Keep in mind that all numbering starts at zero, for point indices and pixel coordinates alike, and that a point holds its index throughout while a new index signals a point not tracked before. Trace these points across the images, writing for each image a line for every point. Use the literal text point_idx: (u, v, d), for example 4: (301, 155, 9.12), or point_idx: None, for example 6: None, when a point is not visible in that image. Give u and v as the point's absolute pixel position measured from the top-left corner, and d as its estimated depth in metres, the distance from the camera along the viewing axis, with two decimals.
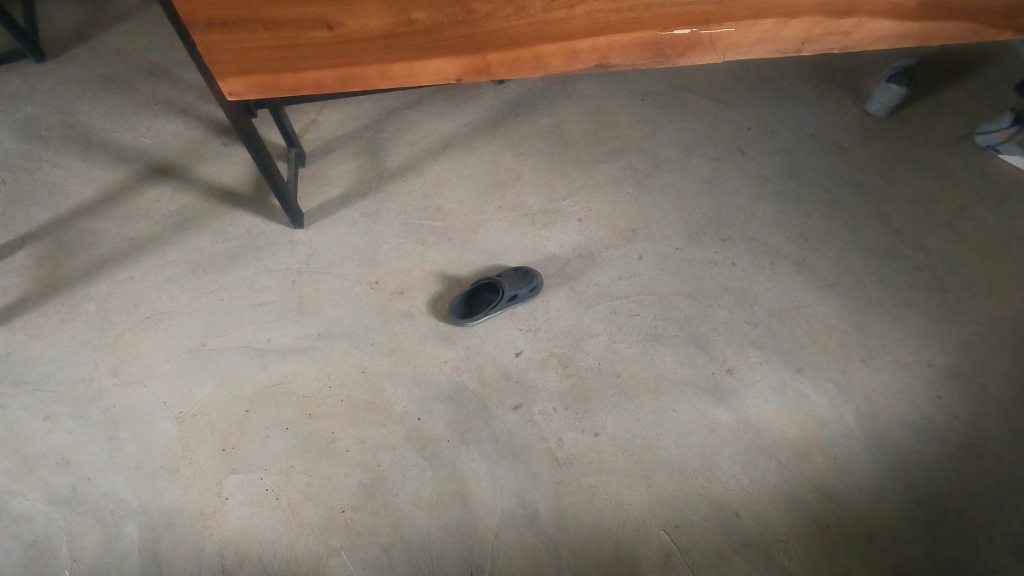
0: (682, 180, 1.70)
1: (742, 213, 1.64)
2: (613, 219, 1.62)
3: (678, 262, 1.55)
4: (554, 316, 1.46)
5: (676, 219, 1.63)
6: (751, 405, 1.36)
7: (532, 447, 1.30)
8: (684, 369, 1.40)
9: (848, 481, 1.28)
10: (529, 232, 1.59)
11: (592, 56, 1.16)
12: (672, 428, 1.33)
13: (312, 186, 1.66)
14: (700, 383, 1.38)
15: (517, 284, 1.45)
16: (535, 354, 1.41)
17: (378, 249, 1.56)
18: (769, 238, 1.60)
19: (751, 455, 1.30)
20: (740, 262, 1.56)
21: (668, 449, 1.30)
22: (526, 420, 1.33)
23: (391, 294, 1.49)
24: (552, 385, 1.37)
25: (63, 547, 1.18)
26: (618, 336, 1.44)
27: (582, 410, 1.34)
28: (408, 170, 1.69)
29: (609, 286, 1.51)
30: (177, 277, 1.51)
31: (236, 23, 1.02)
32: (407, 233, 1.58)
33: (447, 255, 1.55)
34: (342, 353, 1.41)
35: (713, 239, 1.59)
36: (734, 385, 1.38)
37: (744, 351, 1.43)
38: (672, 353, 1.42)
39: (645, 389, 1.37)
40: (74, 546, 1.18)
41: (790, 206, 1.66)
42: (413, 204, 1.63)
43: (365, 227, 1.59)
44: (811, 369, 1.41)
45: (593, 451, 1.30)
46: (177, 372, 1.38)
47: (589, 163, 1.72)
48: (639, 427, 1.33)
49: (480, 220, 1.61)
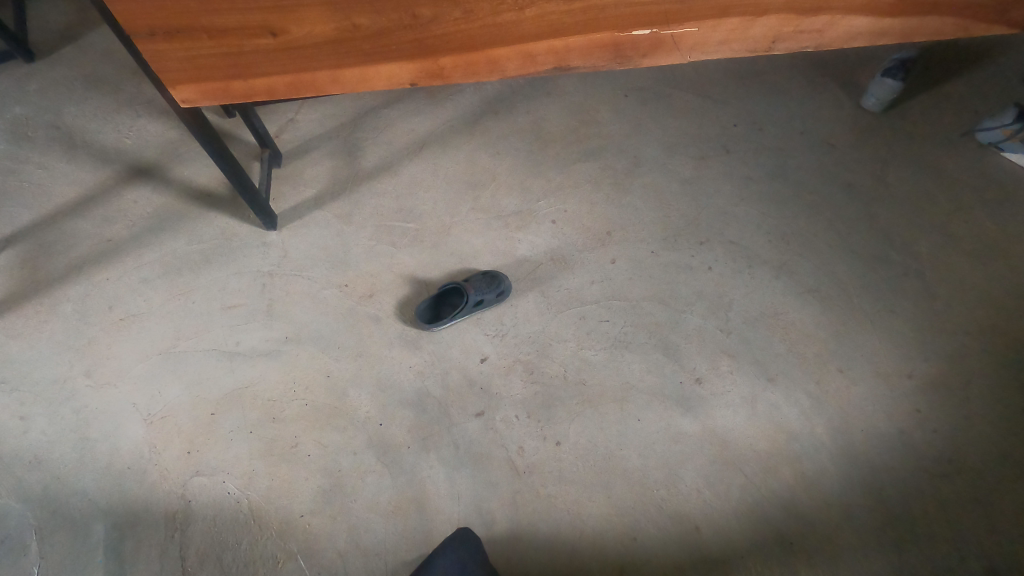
0: (662, 180, 1.65)
1: (722, 215, 1.59)
2: (588, 221, 1.59)
3: (652, 266, 1.52)
4: (522, 322, 1.44)
5: (653, 221, 1.58)
6: (719, 416, 1.33)
7: (492, 455, 1.29)
8: (652, 377, 1.37)
9: (816, 496, 1.24)
10: (502, 234, 1.57)
11: (549, 58, 1.12)
12: (636, 439, 1.31)
13: (287, 186, 1.66)
14: (668, 392, 1.36)
15: (483, 288, 1.43)
16: (501, 360, 1.40)
17: (349, 252, 1.55)
18: (750, 241, 1.55)
19: (716, 467, 1.28)
20: (717, 267, 1.51)
21: (630, 459, 1.29)
22: (488, 427, 1.32)
23: (359, 297, 1.49)
24: (515, 392, 1.36)
25: (33, 545, 1.22)
26: (586, 343, 1.42)
27: (546, 418, 1.33)
28: (383, 171, 1.68)
29: (580, 291, 1.48)
30: (152, 278, 1.52)
31: (180, 33, 1.01)
32: (379, 235, 1.58)
33: (417, 258, 1.54)
34: (308, 357, 1.41)
35: (691, 242, 1.55)
36: (703, 394, 1.35)
37: (716, 359, 1.39)
38: (640, 361, 1.39)
39: (610, 397, 1.35)
40: (43, 543, 1.22)
41: (773, 207, 1.60)
42: (386, 206, 1.62)
43: (338, 229, 1.59)
44: (784, 380, 1.37)
45: (554, 460, 1.29)
46: (148, 373, 1.40)
47: (566, 163, 1.69)
48: (602, 436, 1.31)
49: (453, 222, 1.59)
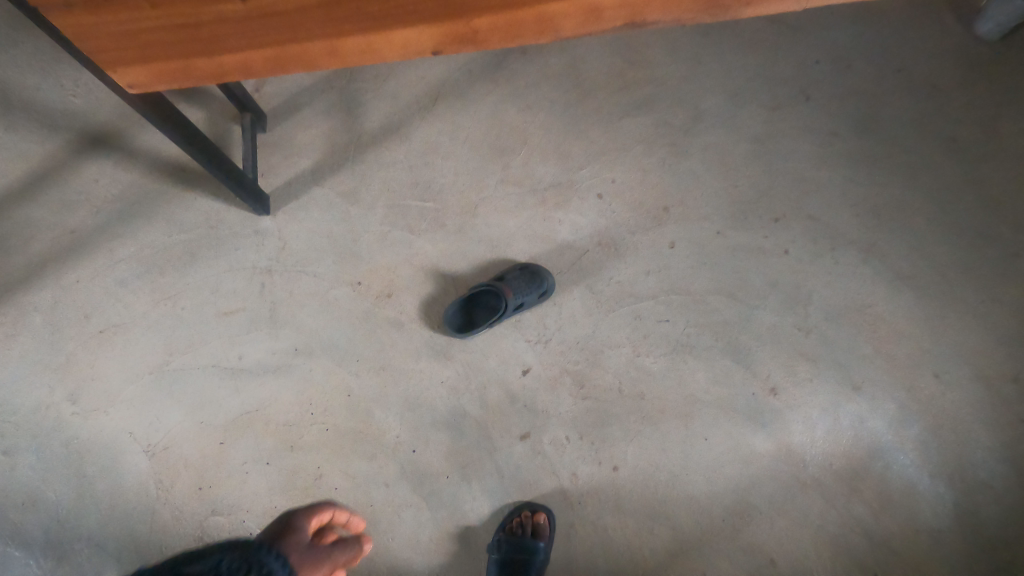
0: (729, 139, 1.36)
1: (801, 183, 1.33)
2: (641, 194, 1.33)
3: (717, 251, 1.29)
4: (568, 324, 1.24)
5: (719, 192, 1.33)
6: (794, 431, 1.18)
7: (542, 484, 1.16)
8: (718, 388, 1.20)
9: (903, 520, 1.13)
10: (539, 214, 1.32)
11: (619, 13, 0.77)
12: (702, 460, 1.17)
13: (276, 156, 1.37)
14: (737, 406, 1.20)
15: (523, 289, 1.21)
16: (546, 372, 1.22)
17: (360, 240, 1.31)
18: (833, 217, 1.31)
19: (791, 492, 1.15)
20: (795, 250, 1.29)
21: (695, 485, 1.15)
22: (535, 451, 1.17)
23: (376, 297, 1.27)
24: (564, 409, 1.20)
25: None
26: (642, 348, 1.23)
27: (600, 439, 1.18)
28: (390, 133, 1.38)
29: (634, 284, 1.27)
30: (130, 280, 1.29)
31: (105, 3, 0.71)
32: (392, 218, 1.32)
33: (440, 246, 1.31)
34: (323, 373, 1.23)
35: (763, 219, 1.31)
36: (777, 407, 1.20)
37: (792, 364, 1.22)
38: (706, 368, 1.22)
39: (672, 414, 1.19)
40: None
41: (863, 171, 1.33)
42: (399, 180, 1.35)
43: (343, 212, 1.33)
44: (870, 388, 1.20)
45: (611, 488, 1.15)
46: (142, 397, 1.22)
47: (611, 118, 1.38)
48: (664, 459, 1.17)
49: (479, 200, 1.33)
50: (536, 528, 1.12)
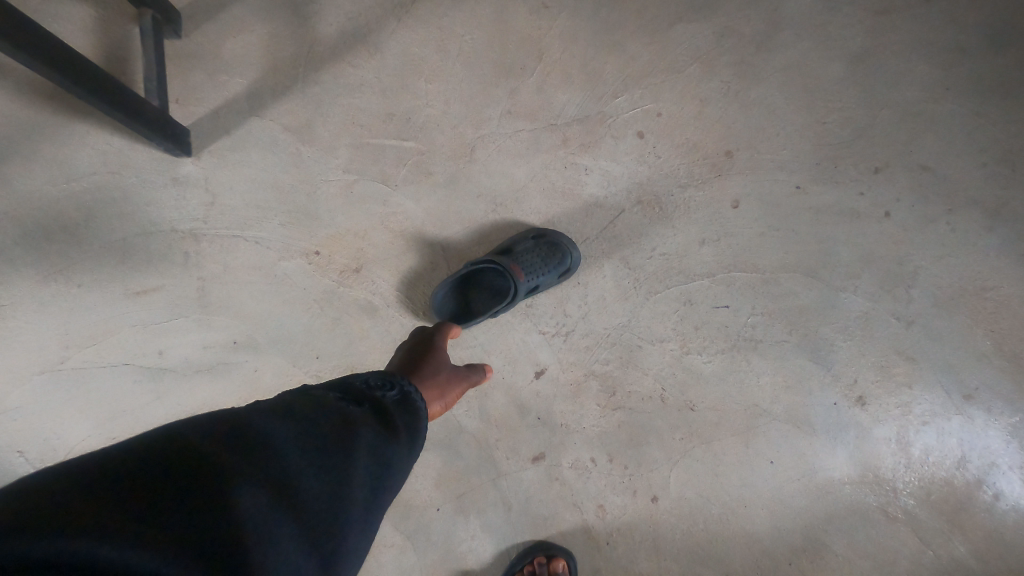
0: (819, 55, 0.99)
1: (913, 120, 0.98)
2: (696, 133, 0.98)
3: (795, 213, 0.97)
4: (596, 310, 0.94)
5: (802, 132, 0.98)
6: (884, 452, 0.92)
7: (560, 518, 0.91)
8: (790, 396, 0.93)
9: (1012, 562, 0.90)
10: (558, 160, 0.98)
11: None
12: (766, 489, 0.91)
13: (196, 75, 0.99)
14: (814, 419, 0.92)
15: (538, 268, 0.89)
16: (566, 375, 0.93)
17: (316, 195, 0.97)
18: (953, 168, 0.97)
19: (876, 529, 0.91)
20: (898, 212, 0.96)
21: (754, 520, 0.91)
22: (552, 478, 0.91)
23: (340, 272, 0.96)
24: (589, 423, 0.92)
25: None
26: (692, 344, 0.94)
27: (635, 463, 0.91)
28: (352, 42, 1.00)
29: (684, 258, 0.95)
30: (4, 247, 0.93)
31: None
32: (360, 165, 0.98)
33: (425, 204, 0.98)
34: (274, 374, 0.96)
35: (860, 170, 0.97)
36: (864, 421, 0.93)
37: (887, 364, 0.94)
38: (774, 371, 0.93)
39: (729, 430, 0.92)
40: None
41: (1000, 100, 0.97)
42: (367, 110, 0.99)
43: (292, 155, 0.98)
44: (986, 396, 0.93)
45: (647, 524, 0.91)
46: (34, 404, 0.93)
47: (660, 22, 0.99)
48: (717, 487, 0.91)
49: (478, 139, 0.98)
50: None
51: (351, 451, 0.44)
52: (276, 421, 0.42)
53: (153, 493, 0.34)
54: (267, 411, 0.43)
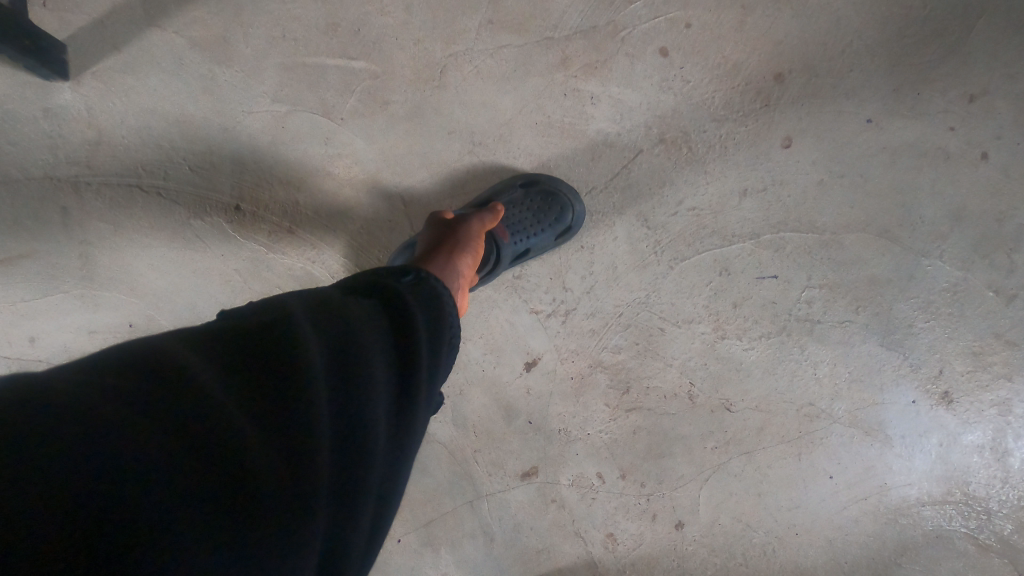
0: None
1: None
2: (738, 48, 0.74)
3: (865, 155, 0.74)
4: (604, 282, 0.72)
5: (879, 46, 0.74)
6: (977, 465, 0.71)
7: (557, 551, 0.70)
8: (856, 393, 0.71)
9: None
10: (555, 84, 0.74)
11: None
12: (823, 512, 0.71)
13: None
14: (886, 422, 0.71)
15: (527, 226, 0.69)
16: (565, 367, 0.71)
17: (236, 133, 0.74)
18: None
19: (962, 563, 0.71)
20: (1001, 153, 0.74)
21: (807, 552, 0.71)
22: (547, 500, 0.70)
23: (271, 234, 0.74)
24: (596, 430, 0.71)
25: None
26: (729, 326, 0.72)
27: (655, 480, 0.70)
28: None
29: (719, 214, 0.73)
30: None
31: None
32: (293, 91, 0.74)
33: (381, 144, 0.74)
34: None
35: (951, 98, 0.74)
36: (951, 425, 0.71)
37: (981, 352, 0.72)
38: (836, 360, 0.72)
39: (777, 437, 0.71)
40: None
41: None
42: (301, 17, 0.74)
43: (203, 79, 0.74)
44: None
45: (670, 558, 0.70)
46: None
47: None
48: (760, 511, 0.70)
49: (450, 57, 0.74)
50: None
51: (369, 352, 0.36)
52: (279, 311, 0.36)
53: (180, 401, 0.27)
54: (264, 308, 0.37)
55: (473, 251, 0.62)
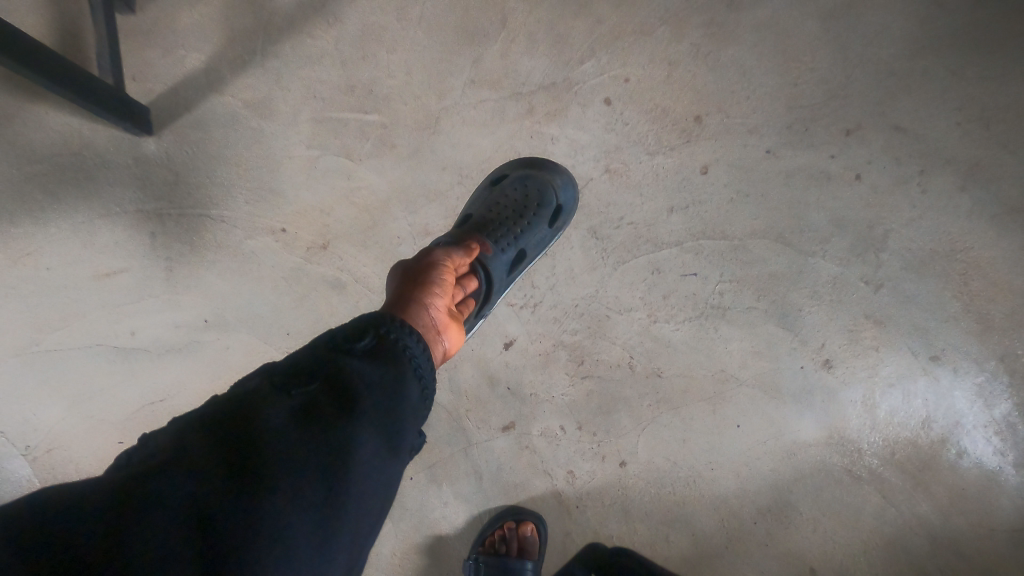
0: (794, 13, 0.96)
1: (888, 80, 0.96)
2: (665, 96, 0.96)
3: (766, 177, 0.95)
4: (564, 282, 0.94)
5: (774, 94, 0.96)
6: (853, 414, 0.93)
7: (530, 486, 0.92)
8: (758, 362, 0.93)
9: (976, 520, 0.91)
10: (523, 129, 0.96)
11: None
12: (734, 452, 0.92)
13: (154, 50, 0.97)
14: (783, 384, 0.93)
15: (518, 228, 0.87)
16: (534, 345, 0.93)
17: (280, 171, 0.96)
18: (927, 128, 0.95)
19: (841, 490, 0.92)
20: (871, 175, 0.95)
21: (721, 483, 0.92)
22: (522, 447, 0.92)
23: (308, 250, 0.96)
24: (559, 392, 0.93)
25: None
26: (661, 312, 0.93)
27: (604, 430, 0.92)
28: (310, 12, 0.97)
29: (653, 226, 0.94)
30: None
31: None
32: (323, 137, 0.96)
33: (390, 178, 0.96)
34: (244, 353, 0.96)
35: (831, 132, 0.95)
36: (832, 384, 0.93)
37: (855, 329, 0.93)
38: (744, 336, 0.93)
39: (697, 395, 0.93)
40: None
41: (975, 59, 0.95)
42: (328, 81, 0.96)
43: (254, 131, 0.96)
44: (953, 357, 0.93)
45: (617, 490, 0.92)
46: (9, 388, 0.94)
47: None
48: (685, 452, 0.92)
49: (442, 110, 0.96)
50: (523, 544, 0.92)
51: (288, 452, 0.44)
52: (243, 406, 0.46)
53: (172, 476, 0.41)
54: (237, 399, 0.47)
55: (439, 287, 0.68)
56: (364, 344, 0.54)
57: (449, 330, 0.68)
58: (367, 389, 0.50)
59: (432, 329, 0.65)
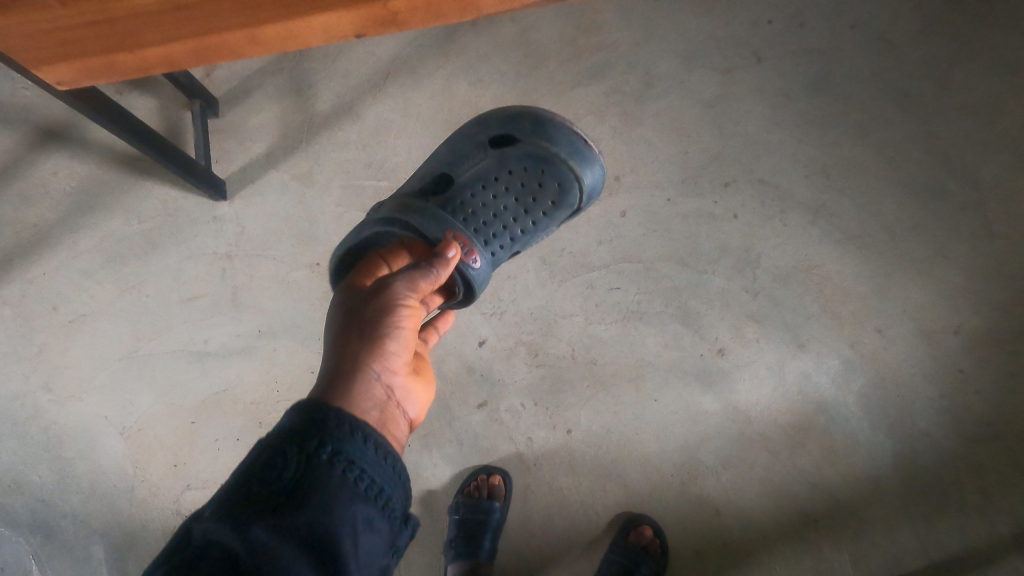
0: (683, 104, 1.34)
1: (753, 148, 1.32)
2: None
3: (668, 217, 1.30)
4: (522, 296, 1.26)
5: (671, 159, 1.32)
6: (743, 390, 1.23)
7: (499, 449, 1.22)
8: (669, 352, 1.24)
9: (839, 468, 1.20)
10: None
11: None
12: (654, 420, 1.22)
13: (230, 142, 1.37)
14: (688, 367, 1.24)
15: (531, 220, 0.95)
16: (501, 343, 1.25)
17: (316, 222, 1.33)
18: (784, 180, 1.31)
19: (735, 448, 1.21)
20: (745, 214, 1.30)
21: (644, 444, 1.21)
22: (492, 419, 1.23)
23: None
24: (520, 377, 1.24)
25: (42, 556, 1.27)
26: (594, 316, 1.26)
27: (554, 405, 1.23)
28: (340, 114, 1.38)
29: (587, 254, 1.28)
30: (93, 270, 1.31)
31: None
32: (348, 198, 1.34)
33: None
34: (287, 354, 1.29)
35: (714, 184, 1.31)
36: (725, 367, 1.23)
37: (741, 326, 1.25)
38: (657, 333, 1.25)
39: (623, 377, 1.23)
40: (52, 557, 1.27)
41: (814, 131, 1.32)
42: (352, 160, 1.36)
43: (298, 194, 1.34)
44: (816, 346, 1.24)
45: (565, 450, 1.22)
46: (113, 383, 1.28)
47: (563, 88, 1.36)
48: (615, 421, 1.22)
49: None
50: (492, 489, 1.20)
51: None
52: None
53: None
54: None
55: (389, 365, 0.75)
56: (292, 474, 0.55)
57: (408, 396, 0.79)
58: (296, 548, 0.51)
59: (392, 403, 0.74)
